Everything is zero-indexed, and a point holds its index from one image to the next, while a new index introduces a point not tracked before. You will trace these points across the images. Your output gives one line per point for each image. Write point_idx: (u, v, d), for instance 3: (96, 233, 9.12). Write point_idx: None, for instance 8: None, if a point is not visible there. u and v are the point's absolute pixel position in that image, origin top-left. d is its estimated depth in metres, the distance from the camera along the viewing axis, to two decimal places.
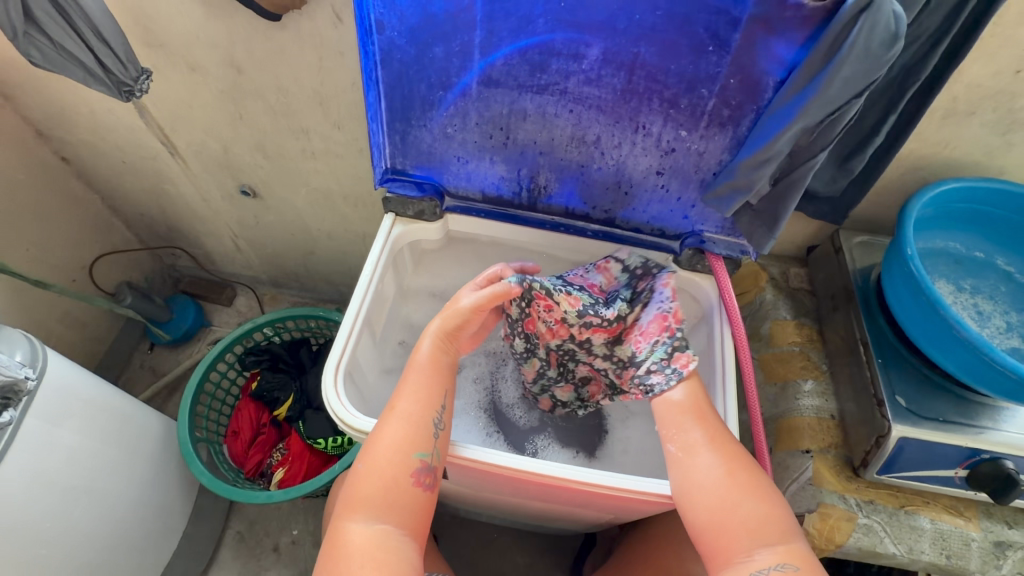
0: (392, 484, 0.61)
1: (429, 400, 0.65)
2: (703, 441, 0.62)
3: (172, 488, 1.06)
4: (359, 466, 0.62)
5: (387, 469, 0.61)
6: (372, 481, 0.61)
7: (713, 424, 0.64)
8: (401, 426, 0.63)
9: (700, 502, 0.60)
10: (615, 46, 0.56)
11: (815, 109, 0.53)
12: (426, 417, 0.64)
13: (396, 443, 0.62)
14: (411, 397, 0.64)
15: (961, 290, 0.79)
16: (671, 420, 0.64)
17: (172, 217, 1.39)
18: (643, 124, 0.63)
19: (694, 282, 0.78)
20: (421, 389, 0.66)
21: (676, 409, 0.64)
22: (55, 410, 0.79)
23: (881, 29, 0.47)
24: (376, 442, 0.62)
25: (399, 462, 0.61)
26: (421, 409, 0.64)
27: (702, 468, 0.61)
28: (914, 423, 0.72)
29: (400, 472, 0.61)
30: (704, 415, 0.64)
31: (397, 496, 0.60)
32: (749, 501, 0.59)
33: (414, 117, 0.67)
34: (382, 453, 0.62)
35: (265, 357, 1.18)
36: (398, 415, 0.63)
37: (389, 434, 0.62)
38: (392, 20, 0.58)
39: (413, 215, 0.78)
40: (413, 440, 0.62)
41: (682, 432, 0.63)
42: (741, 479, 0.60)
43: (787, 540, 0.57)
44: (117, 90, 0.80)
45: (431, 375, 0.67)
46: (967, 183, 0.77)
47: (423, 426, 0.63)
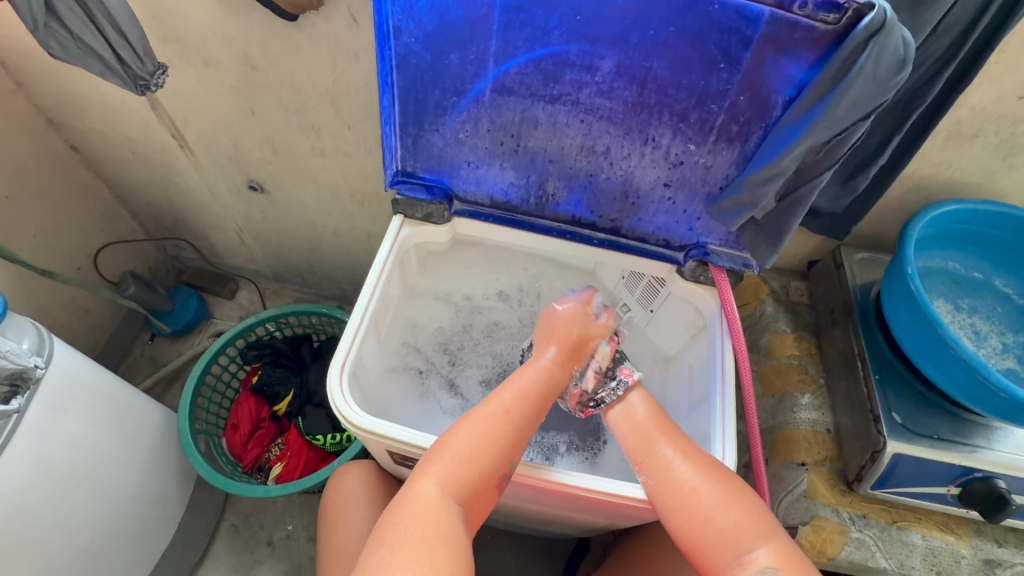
0: (480, 474, 0.61)
1: (536, 406, 0.67)
2: (671, 455, 0.64)
3: (170, 479, 1.07)
4: (459, 445, 0.62)
5: (477, 457, 0.61)
6: (462, 462, 0.61)
7: (681, 438, 0.66)
8: (505, 425, 0.64)
9: (680, 511, 0.61)
10: (628, 59, 0.57)
11: (822, 129, 0.53)
12: (527, 427, 0.66)
13: (500, 440, 0.63)
14: (521, 400, 0.66)
15: (958, 310, 0.80)
16: (639, 440, 0.67)
17: (178, 208, 1.40)
18: (652, 136, 0.63)
19: (697, 293, 0.78)
20: (532, 388, 0.68)
21: (641, 429, 0.67)
22: (59, 397, 0.79)
23: (889, 54, 0.48)
24: (477, 427, 0.63)
25: (491, 459, 0.62)
26: (534, 411, 0.66)
27: (672, 486, 0.62)
28: (909, 440, 0.73)
29: (487, 471, 0.61)
30: (668, 430, 0.67)
31: (475, 483, 0.61)
32: (722, 509, 0.60)
33: (426, 121, 0.68)
34: (479, 441, 0.62)
35: (267, 352, 1.19)
36: (496, 412, 0.65)
37: (497, 426, 0.63)
38: (409, 27, 0.59)
39: (422, 218, 0.79)
40: (512, 442, 0.63)
41: (647, 453, 0.65)
42: (715, 487, 0.61)
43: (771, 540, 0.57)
44: (133, 84, 0.81)
45: (546, 383, 0.69)
46: (967, 205, 0.78)
47: (520, 433, 0.64)
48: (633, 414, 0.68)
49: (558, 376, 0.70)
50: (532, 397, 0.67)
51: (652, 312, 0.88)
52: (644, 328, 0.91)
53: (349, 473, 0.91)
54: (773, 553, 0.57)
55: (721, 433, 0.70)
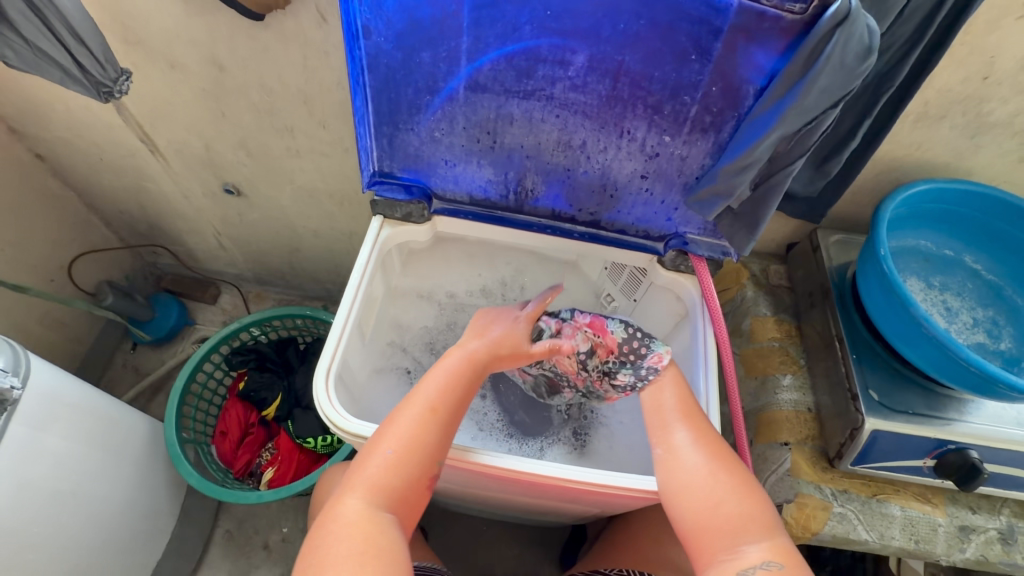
0: (408, 480, 0.61)
1: (457, 400, 0.66)
2: (685, 440, 0.65)
3: (158, 490, 1.06)
4: (386, 451, 0.61)
5: (406, 462, 0.61)
6: (388, 470, 0.60)
7: (700, 422, 0.67)
8: (434, 428, 0.64)
9: (686, 491, 0.62)
10: (600, 53, 0.57)
11: (793, 118, 0.54)
12: (452, 426, 0.65)
13: (431, 444, 0.63)
14: (445, 402, 0.65)
15: (930, 287, 0.82)
16: (660, 420, 0.68)
17: (153, 214, 1.37)
18: (628, 129, 0.64)
19: (678, 282, 0.79)
20: (454, 378, 0.67)
21: (666, 409, 0.68)
22: (41, 414, 0.78)
23: (856, 42, 0.48)
24: (405, 429, 0.63)
25: (421, 463, 0.62)
26: (455, 414, 0.66)
27: (683, 465, 0.63)
28: (885, 416, 0.75)
29: (417, 475, 0.61)
30: (688, 413, 0.68)
31: (404, 493, 0.60)
32: (732, 497, 0.60)
33: (401, 121, 0.67)
34: (406, 446, 0.62)
35: (252, 357, 1.18)
36: (420, 413, 0.64)
37: (420, 430, 0.63)
38: (378, 26, 0.58)
39: (401, 218, 0.78)
40: (440, 445, 0.64)
41: (664, 431, 0.67)
42: (726, 476, 0.61)
43: (773, 535, 0.57)
44: (95, 91, 0.79)
45: (467, 378, 0.68)
46: (937, 185, 0.80)
47: (446, 435, 0.64)
48: (659, 393, 0.70)
49: (484, 364, 0.70)
50: (454, 390, 0.67)
51: (636, 301, 0.90)
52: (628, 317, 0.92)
53: (338, 473, 0.90)
54: (771, 549, 0.56)
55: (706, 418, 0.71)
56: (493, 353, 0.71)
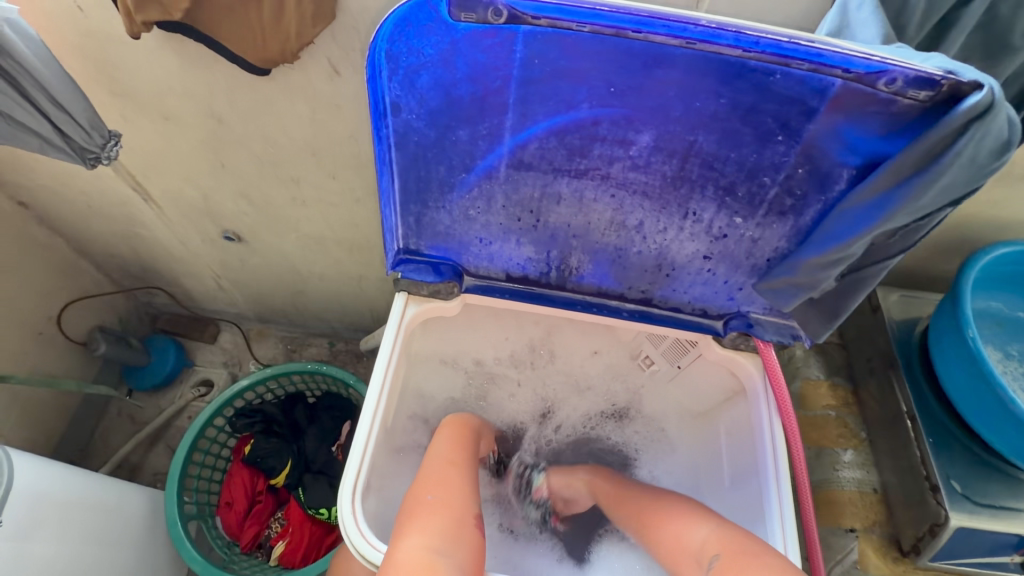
0: (456, 516, 0.59)
1: (467, 450, 0.71)
2: (638, 496, 0.73)
3: (161, 569, 0.98)
4: (426, 495, 0.60)
5: (445, 498, 0.60)
6: (434, 507, 0.59)
7: (639, 492, 0.74)
8: (453, 469, 0.65)
9: (660, 537, 0.65)
10: (668, 132, 0.49)
11: (902, 216, 0.46)
12: (472, 470, 0.67)
13: (459, 483, 0.63)
14: (455, 452, 0.69)
15: (1009, 357, 0.76)
16: (614, 494, 0.77)
17: (146, 258, 1.28)
18: (693, 210, 0.56)
19: (735, 360, 0.71)
20: (460, 439, 0.72)
21: (608, 495, 0.77)
22: (25, 522, 0.70)
23: (992, 138, 0.40)
24: (434, 476, 0.63)
25: (460, 500, 0.61)
26: (469, 461, 0.69)
27: (650, 523, 0.68)
28: (971, 512, 0.68)
29: (461, 508, 0.60)
30: (626, 490, 0.76)
31: (456, 529, 0.57)
32: (677, 517, 0.65)
33: (431, 199, 0.59)
34: (440, 487, 0.61)
35: (258, 419, 1.09)
36: (439, 460, 0.66)
37: (444, 472, 0.64)
38: (410, 102, 0.50)
39: (428, 295, 0.70)
40: (467, 484, 0.64)
41: (621, 508, 0.74)
42: (671, 508, 0.67)
43: (720, 526, 0.60)
44: (82, 158, 0.70)
45: (469, 439, 0.74)
46: (1019, 248, 0.73)
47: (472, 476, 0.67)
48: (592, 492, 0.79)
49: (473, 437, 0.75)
50: (463, 445, 0.71)
51: (679, 368, 0.81)
52: (668, 383, 0.84)
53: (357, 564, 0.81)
54: (719, 537, 0.59)
55: (780, 526, 0.64)
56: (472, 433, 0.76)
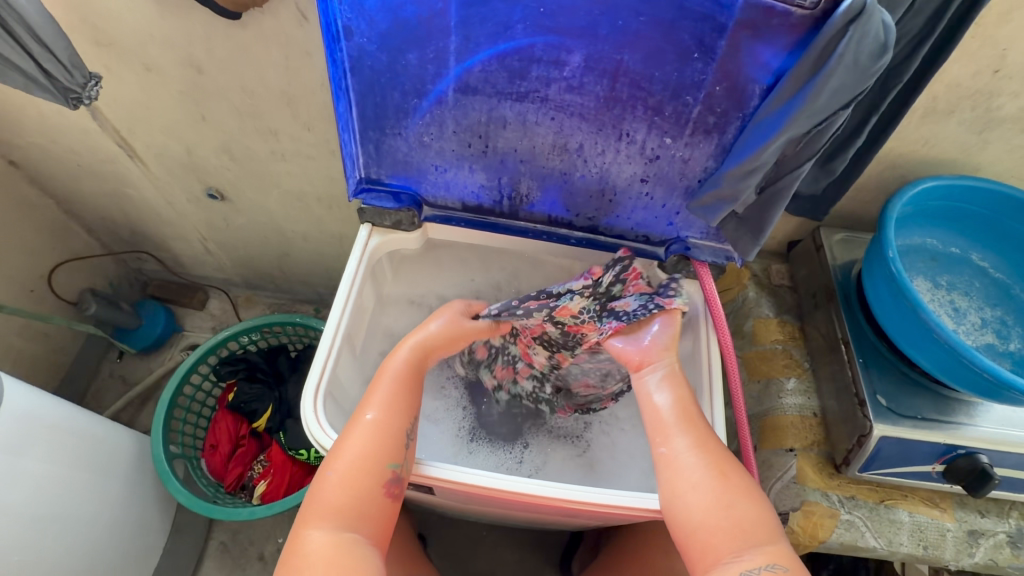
0: (362, 493, 0.60)
1: (399, 399, 0.66)
2: (694, 448, 0.63)
3: (147, 506, 1.03)
4: (329, 473, 0.61)
5: (354, 478, 0.60)
6: (340, 489, 0.60)
7: (699, 427, 0.65)
8: (377, 431, 0.63)
9: (690, 496, 0.60)
10: (597, 52, 0.54)
11: (803, 119, 0.51)
12: (401, 423, 0.65)
13: (367, 449, 0.62)
14: (388, 406, 0.65)
15: (937, 287, 0.80)
16: (663, 423, 0.65)
17: (135, 220, 1.32)
18: (627, 131, 0.61)
19: (679, 287, 0.77)
20: (395, 392, 0.66)
21: (664, 414, 0.65)
22: (16, 440, 0.74)
23: (870, 40, 0.46)
24: (353, 447, 0.62)
25: (374, 471, 0.61)
26: (403, 416, 0.65)
27: (693, 472, 0.61)
28: (894, 422, 0.73)
29: (371, 483, 0.61)
30: (688, 418, 0.65)
31: (363, 506, 0.60)
32: (742, 501, 0.59)
33: (387, 126, 0.63)
34: (351, 465, 0.61)
35: (242, 366, 1.14)
36: (366, 422, 0.63)
37: (363, 444, 0.62)
38: (360, 26, 0.54)
39: (391, 226, 0.75)
40: (388, 447, 0.62)
41: (673, 436, 0.64)
42: (734, 481, 0.60)
43: (775, 540, 0.57)
44: (64, 97, 0.75)
45: (408, 387, 0.68)
46: (946, 182, 0.77)
47: (396, 433, 0.64)
48: (655, 392, 0.67)
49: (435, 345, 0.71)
50: (397, 393, 0.66)
51: None
52: None
53: None
54: (777, 551, 0.56)
55: (711, 433, 0.69)
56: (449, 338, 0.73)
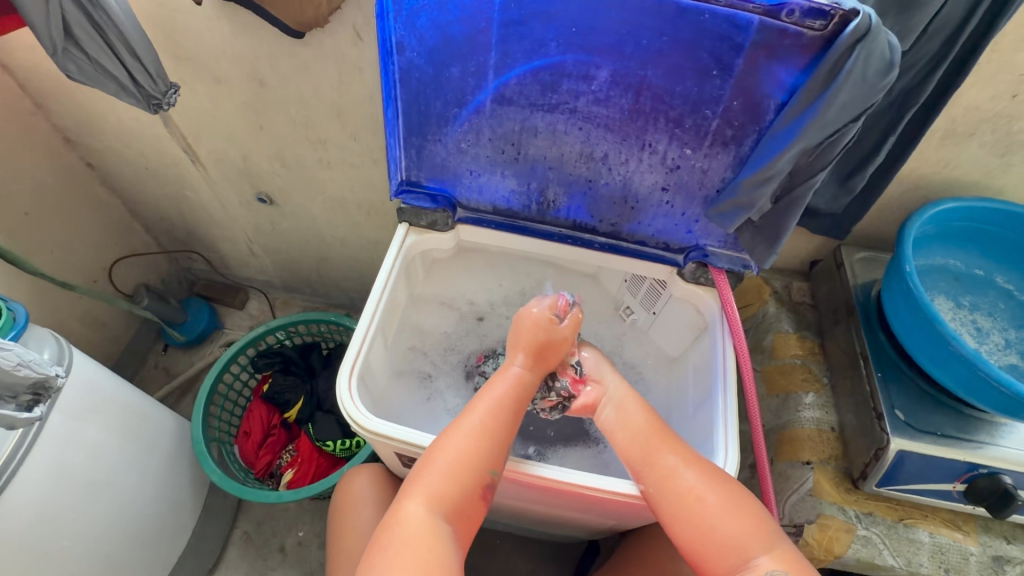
0: (464, 486, 0.63)
1: (513, 415, 0.67)
2: (676, 463, 0.64)
3: (183, 486, 1.09)
4: (437, 461, 0.63)
5: (460, 470, 0.63)
6: (443, 480, 0.62)
7: (683, 447, 0.66)
8: (483, 434, 0.65)
9: (682, 513, 0.62)
10: (623, 68, 0.59)
11: (814, 131, 0.55)
12: (503, 434, 0.66)
13: (475, 451, 0.64)
14: (494, 410, 0.66)
15: (959, 307, 0.80)
16: (642, 447, 0.67)
17: (190, 221, 1.43)
18: (649, 142, 0.65)
19: (696, 294, 0.80)
20: (511, 398, 0.68)
21: (640, 436, 0.67)
22: (78, 406, 0.82)
23: (876, 58, 0.50)
24: (456, 441, 0.64)
25: (474, 472, 0.63)
26: (506, 425, 0.66)
27: (680, 490, 0.63)
28: (912, 437, 0.73)
29: (470, 483, 0.63)
30: (666, 437, 0.67)
31: (462, 501, 0.63)
32: (726, 516, 0.61)
33: (429, 132, 0.70)
34: (455, 457, 0.63)
35: (277, 360, 1.22)
36: (475, 424, 0.65)
37: (473, 442, 0.64)
38: (412, 42, 0.61)
39: (426, 225, 0.81)
40: (491, 453, 0.64)
41: (651, 462, 0.65)
42: (721, 495, 0.62)
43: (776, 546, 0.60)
44: (147, 103, 0.85)
45: (523, 394, 0.68)
46: (965, 204, 0.79)
47: (501, 442, 0.65)
48: (631, 416, 0.69)
49: (532, 382, 0.69)
50: (511, 406, 0.67)
51: (655, 314, 0.89)
52: (647, 330, 0.91)
53: (359, 474, 0.91)
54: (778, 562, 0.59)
55: (723, 435, 0.70)
56: (534, 356, 0.69)
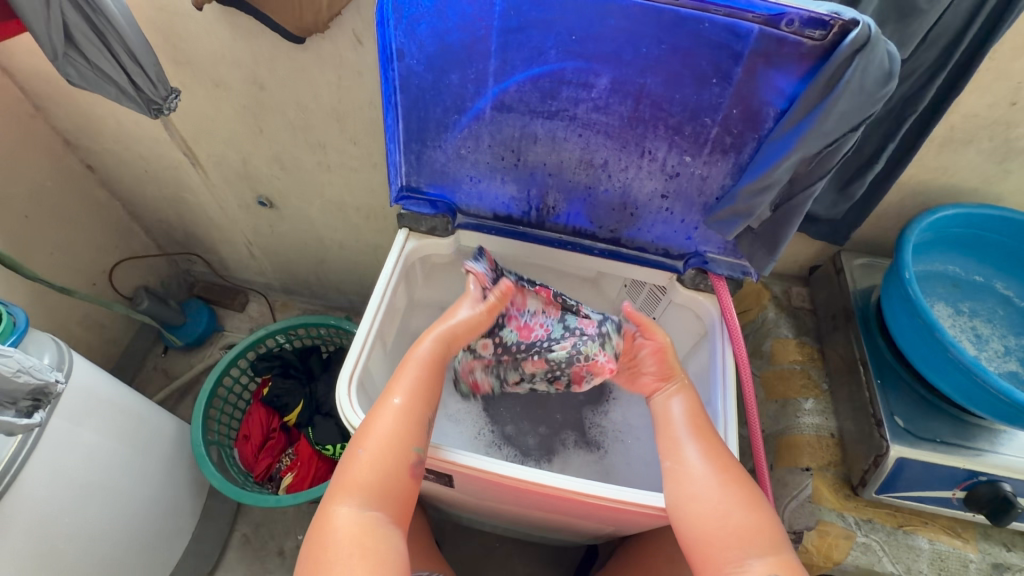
0: (387, 470, 0.61)
1: (424, 385, 0.67)
2: (699, 454, 0.65)
3: (182, 489, 1.09)
4: (359, 452, 0.62)
5: (380, 458, 0.62)
6: (369, 469, 0.61)
7: (712, 440, 0.66)
8: (402, 415, 0.64)
9: (695, 499, 0.62)
10: (623, 76, 0.59)
11: (813, 140, 0.55)
12: (422, 410, 0.65)
13: (398, 430, 0.63)
14: (413, 389, 0.66)
15: (958, 313, 0.80)
16: (669, 432, 0.68)
17: (189, 223, 1.43)
18: (649, 149, 0.65)
19: (697, 300, 0.80)
20: (423, 374, 0.67)
21: (675, 422, 0.68)
22: (76, 410, 0.82)
23: (875, 67, 0.50)
24: (376, 429, 0.63)
25: (397, 452, 0.62)
26: (422, 400, 0.66)
27: (695, 479, 0.63)
28: (911, 444, 0.73)
29: (396, 463, 0.62)
30: (699, 427, 0.67)
31: (388, 484, 0.61)
32: (739, 510, 0.61)
33: (429, 138, 0.70)
34: (377, 444, 0.62)
35: (277, 363, 1.22)
36: (394, 406, 0.64)
37: (394, 424, 0.63)
38: (411, 49, 0.61)
39: (426, 231, 0.81)
40: (412, 430, 0.64)
41: (676, 445, 0.66)
42: (736, 490, 0.62)
43: (778, 551, 0.58)
44: (147, 108, 0.85)
45: (434, 369, 0.69)
46: (965, 210, 0.78)
47: (421, 418, 0.65)
48: (668, 402, 0.70)
49: (441, 353, 0.70)
50: (423, 382, 0.67)
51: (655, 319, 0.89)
52: None
53: None
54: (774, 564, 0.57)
55: (723, 443, 0.70)
56: (449, 334, 0.71)
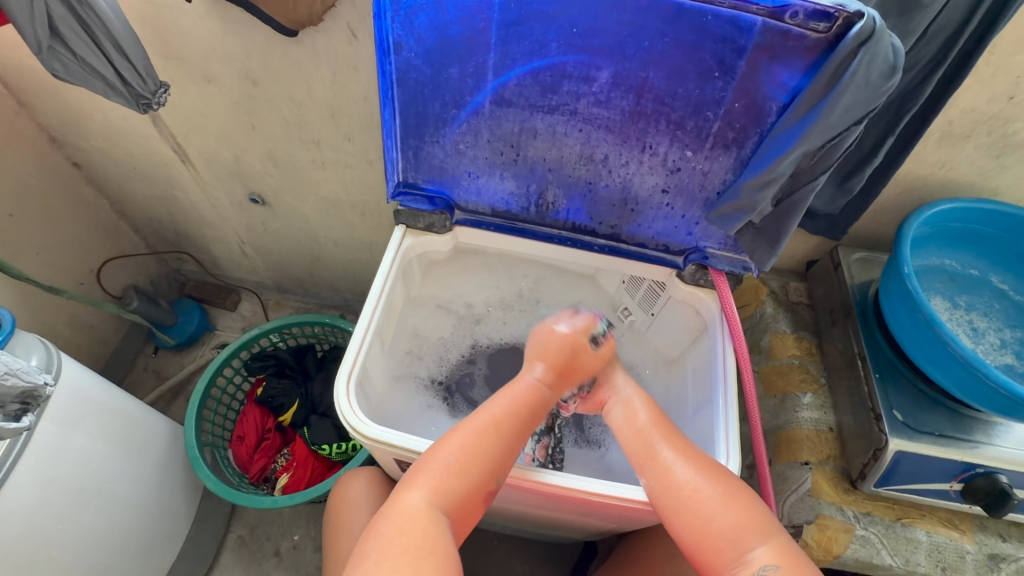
0: (467, 488, 0.61)
1: (524, 419, 0.66)
2: (671, 458, 0.64)
3: (176, 491, 1.07)
4: (449, 457, 0.62)
5: (466, 469, 0.61)
6: (449, 473, 0.61)
7: (683, 443, 0.66)
8: (493, 438, 0.64)
9: (680, 504, 0.61)
10: (624, 70, 0.58)
11: (817, 134, 0.55)
12: (514, 440, 0.65)
13: (494, 456, 0.63)
14: (515, 410, 0.66)
15: (955, 307, 0.81)
16: (641, 442, 0.67)
17: (180, 222, 1.41)
18: (650, 144, 0.65)
19: (697, 296, 0.80)
20: (524, 400, 0.67)
21: (642, 433, 0.67)
22: (67, 413, 0.80)
23: (879, 60, 0.50)
24: (468, 438, 0.63)
25: (480, 474, 0.62)
26: (517, 430, 0.65)
27: (675, 485, 0.62)
28: (910, 437, 0.74)
29: (474, 483, 0.61)
30: (669, 434, 0.67)
31: (462, 500, 0.61)
32: (723, 508, 0.60)
33: (427, 133, 0.69)
34: (466, 453, 0.62)
35: (272, 362, 1.20)
36: (488, 423, 0.64)
37: (481, 438, 0.63)
38: (409, 42, 0.60)
39: (424, 228, 0.81)
40: (501, 458, 0.63)
41: (649, 456, 0.65)
42: (715, 488, 0.61)
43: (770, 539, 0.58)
44: (136, 102, 0.83)
45: (535, 398, 0.68)
46: (962, 205, 0.79)
47: (508, 451, 0.64)
48: (632, 414, 0.70)
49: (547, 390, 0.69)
50: (521, 411, 0.67)
51: (654, 315, 0.88)
52: (646, 331, 0.91)
53: (355, 479, 0.90)
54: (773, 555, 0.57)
55: (724, 437, 0.70)
56: (556, 375, 0.70)
